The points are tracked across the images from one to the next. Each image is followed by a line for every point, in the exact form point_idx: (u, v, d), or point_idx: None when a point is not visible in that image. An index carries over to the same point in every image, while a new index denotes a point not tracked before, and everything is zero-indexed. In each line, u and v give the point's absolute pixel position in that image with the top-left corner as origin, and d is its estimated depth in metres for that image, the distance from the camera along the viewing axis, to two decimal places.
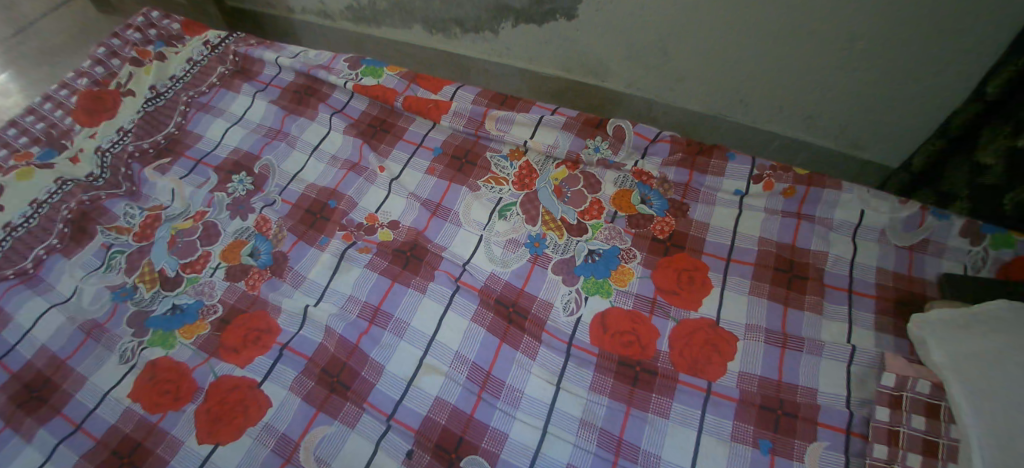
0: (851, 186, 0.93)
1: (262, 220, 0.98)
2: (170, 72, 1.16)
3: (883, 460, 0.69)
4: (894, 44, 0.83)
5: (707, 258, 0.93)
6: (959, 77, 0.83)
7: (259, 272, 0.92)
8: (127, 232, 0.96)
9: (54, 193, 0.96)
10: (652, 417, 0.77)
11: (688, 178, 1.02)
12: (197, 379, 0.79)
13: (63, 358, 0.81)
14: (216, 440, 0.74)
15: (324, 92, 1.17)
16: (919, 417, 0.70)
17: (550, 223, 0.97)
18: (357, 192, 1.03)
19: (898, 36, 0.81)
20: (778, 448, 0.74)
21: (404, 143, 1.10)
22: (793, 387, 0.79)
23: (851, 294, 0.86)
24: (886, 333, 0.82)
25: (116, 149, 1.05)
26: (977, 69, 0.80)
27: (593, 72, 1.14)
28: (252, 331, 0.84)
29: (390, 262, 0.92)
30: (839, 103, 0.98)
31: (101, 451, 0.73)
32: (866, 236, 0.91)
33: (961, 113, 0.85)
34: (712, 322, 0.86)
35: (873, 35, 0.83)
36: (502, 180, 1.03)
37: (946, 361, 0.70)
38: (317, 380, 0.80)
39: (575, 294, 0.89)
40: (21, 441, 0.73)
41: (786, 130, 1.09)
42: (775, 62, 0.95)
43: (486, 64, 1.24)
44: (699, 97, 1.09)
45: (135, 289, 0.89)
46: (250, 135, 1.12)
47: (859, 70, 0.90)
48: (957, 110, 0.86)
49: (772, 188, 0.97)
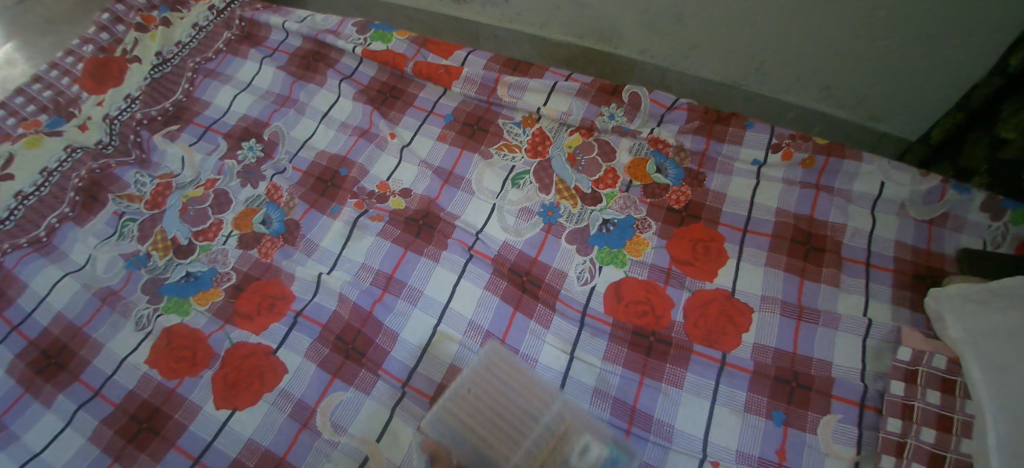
0: (872, 157, 0.91)
1: (272, 188, 0.97)
2: (175, 37, 1.14)
3: (897, 433, 0.69)
4: (918, 11, 0.79)
5: (723, 228, 0.91)
6: (987, 47, 0.79)
7: (272, 240, 0.91)
8: (139, 200, 0.95)
9: (65, 161, 0.95)
10: (666, 387, 0.77)
11: (705, 146, 0.99)
12: (213, 345, 0.79)
13: (79, 325, 0.82)
14: (233, 405, 0.74)
15: (332, 58, 1.14)
16: (934, 392, 0.69)
17: (563, 192, 0.95)
18: (368, 160, 1.01)
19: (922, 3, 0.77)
20: (792, 419, 0.73)
21: (415, 110, 1.08)
22: (808, 359, 0.78)
23: (868, 267, 0.85)
24: (903, 306, 0.80)
25: (124, 117, 1.04)
26: (1005, 39, 0.76)
27: (605, 38, 1.11)
28: (266, 298, 0.84)
29: (402, 231, 0.91)
30: (860, 72, 0.94)
31: (120, 416, 0.74)
32: (884, 208, 0.89)
33: (982, 86, 0.81)
34: (727, 293, 0.85)
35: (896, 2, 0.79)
36: (515, 147, 1.02)
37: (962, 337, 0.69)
38: (332, 348, 0.80)
39: (589, 264, 0.88)
40: (41, 407, 0.74)
41: (803, 100, 1.05)
42: (792, 31, 0.91)
43: (497, 30, 1.21)
44: (715, 65, 1.06)
45: (149, 256, 0.89)
46: (258, 102, 1.10)
47: (881, 39, 0.86)
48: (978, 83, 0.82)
49: (790, 158, 0.95)
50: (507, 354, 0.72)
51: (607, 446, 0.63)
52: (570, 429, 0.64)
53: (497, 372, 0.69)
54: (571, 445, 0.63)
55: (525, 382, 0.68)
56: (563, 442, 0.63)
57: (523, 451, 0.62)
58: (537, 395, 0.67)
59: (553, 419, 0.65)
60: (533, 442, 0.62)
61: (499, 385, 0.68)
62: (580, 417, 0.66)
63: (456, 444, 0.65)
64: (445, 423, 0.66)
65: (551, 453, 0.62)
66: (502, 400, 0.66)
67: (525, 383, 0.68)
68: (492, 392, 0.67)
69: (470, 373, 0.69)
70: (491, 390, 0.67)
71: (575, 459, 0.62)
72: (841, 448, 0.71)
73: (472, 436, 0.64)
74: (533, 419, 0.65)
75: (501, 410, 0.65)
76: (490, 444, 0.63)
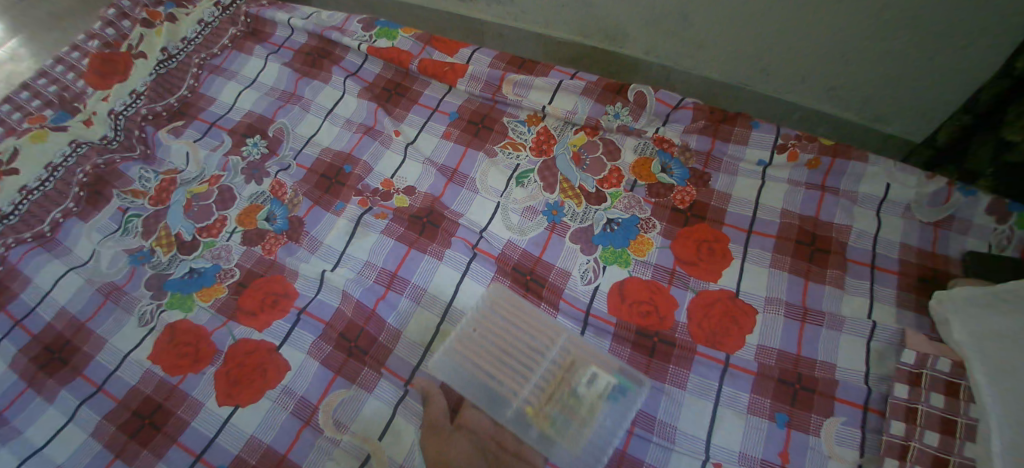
0: (878, 159, 0.90)
1: (276, 185, 0.97)
2: (181, 33, 1.14)
3: (901, 436, 0.68)
4: (924, 13, 0.78)
5: (728, 229, 0.91)
6: (993, 49, 0.78)
7: (276, 237, 0.91)
8: (143, 195, 0.95)
9: (69, 156, 0.96)
10: (669, 388, 0.77)
11: (710, 146, 0.99)
12: (216, 341, 0.79)
13: (83, 320, 0.82)
14: (235, 402, 0.74)
15: (337, 55, 1.14)
16: (938, 396, 0.69)
17: (568, 191, 0.95)
18: (372, 157, 1.01)
19: (927, 5, 0.77)
20: (795, 421, 0.73)
21: (420, 108, 1.08)
22: (812, 361, 0.77)
23: (873, 269, 0.84)
24: (908, 309, 0.80)
25: (129, 112, 1.04)
26: (1012, 41, 0.76)
27: (610, 37, 1.10)
28: (269, 294, 0.84)
29: (406, 228, 0.91)
30: (865, 73, 0.93)
31: (123, 412, 0.74)
32: (890, 210, 0.88)
33: (988, 89, 0.81)
34: (732, 294, 0.84)
35: (901, 4, 0.79)
36: (519, 146, 1.01)
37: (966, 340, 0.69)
38: (335, 345, 0.79)
39: (593, 263, 0.88)
40: (44, 401, 0.75)
41: (808, 101, 1.04)
42: (797, 31, 0.91)
43: (501, 28, 1.21)
44: (720, 65, 1.05)
45: (152, 252, 0.89)
46: (263, 99, 1.10)
47: (887, 40, 0.85)
48: (985, 86, 0.82)
49: (796, 159, 0.94)
50: (518, 298, 0.82)
51: (610, 375, 0.74)
52: (576, 361, 0.76)
53: (507, 313, 0.80)
54: (578, 374, 0.75)
55: (534, 322, 0.80)
56: (569, 372, 0.75)
57: (534, 381, 0.74)
58: (545, 334, 0.78)
59: (560, 354, 0.77)
60: (542, 374, 0.75)
61: (509, 322, 0.79)
62: (585, 350, 0.77)
63: (465, 379, 0.73)
64: (457, 362, 0.75)
65: (559, 382, 0.74)
66: (515, 339, 0.77)
67: (534, 324, 0.79)
68: (503, 328, 0.78)
69: (484, 312, 0.80)
70: (503, 331, 0.78)
71: (581, 385, 0.74)
72: (844, 450, 0.70)
73: (486, 370, 0.74)
74: (542, 355, 0.77)
75: (511, 349, 0.77)
76: (503, 376, 0.74)
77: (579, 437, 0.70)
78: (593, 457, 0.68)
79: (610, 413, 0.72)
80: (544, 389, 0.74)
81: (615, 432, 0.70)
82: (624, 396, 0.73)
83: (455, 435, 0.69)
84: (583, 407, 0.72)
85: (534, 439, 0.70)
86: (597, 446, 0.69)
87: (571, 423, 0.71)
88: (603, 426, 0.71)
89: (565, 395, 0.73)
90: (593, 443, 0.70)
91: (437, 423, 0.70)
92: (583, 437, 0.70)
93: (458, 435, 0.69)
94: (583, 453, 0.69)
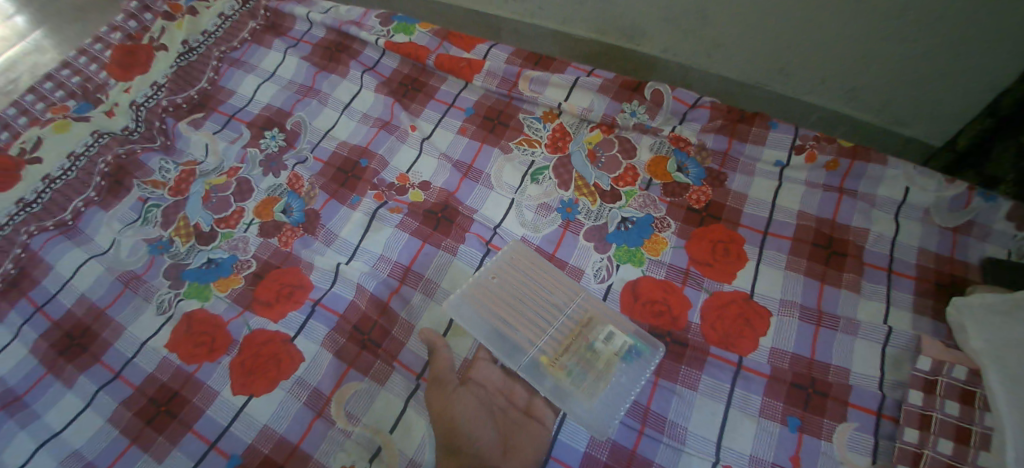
0: (898, 162, 0.89)
1: (293, 177, 0.98)
2: (202, 26, 1.16)
3: (914, 444, 0.67)
4: (949, 15, 0.77)
5: (743, 230, 0.90)
6: (1019, 53, 0.76)
7: (292, 229, 0.92)
8: (162, 185, 0.97)
9: (91, 145, 0.98)
10: (681, 388, 0.76)
11: (727, 146, 0.98)
12: (232, 331, 0.80)
13: (102, 307, 0.83)
14: (250, 392, 0.75)
15: (354, 49, 1.15)
16: (954, 404, 0.68)
17: (582, 189, 0.95)
18: (388, 151, 1.01)
19: (953, 7, 0.76)
20: (807, 426, 0.72)
21: (436, 103, 1.08)
22: (827, 366, 0.76)
23: (890, 273, 0.83)
24: (925, 315, 0.79)
25: (150, 104, 1.05)
26: None
27: (628, 35, 1.10)
28: (285, 286, 0.85)
29: (420, 223, 0.91)
30: (886, 75, 0.92)
31: (140, 398, 0.75)
32: (909, 214, 0.87)
33: (1014, 91, 0.80)
34: (746, 295, 0.83)
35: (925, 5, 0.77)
36: (535, 142, 1.01)
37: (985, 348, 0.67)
38: (349, 337, 0.80)
39: (606, 261, 0.87)
40: (63, 386, 0.76)
41: (827, 102, 1.03)
42: (817, 31, 0.90)
43: (519, 24, 1.21)
44: (737, 64, 1.04)
45: (171, 242, 0.90)
46: (281, 92, 1.11)
47: (909, 42, 0.84)
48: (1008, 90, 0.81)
49: (814, 160, 0.93)
50: (535, 255, 0.84)
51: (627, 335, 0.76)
52: (593, 319, 0.77)
53: (525, 269, 0.82)
54: (595, 331, 0.76)
55: (552, 278, 0.81)
56: (586, 329, 0.77)
57: (550, 334, 0.76)
58: (565, 291, 0.80)
59: (578, 311, 0.78)
60: (559, 329, 0.76)
61: (527, 278, 0.81)
62: (602, 310, 0.79)
63: (483, 330, 0.76)
64: (476, 310, 0.77)
65: (576, 337, 0.76)
66: (533, 293, 0.79)
67: (553, 280, 0.81)
68: (522, 283, 0.80)
69: (503, 267, 0.82)
70: (522, 284, 0.80)
71: (598, 341, 0.75)
72: (857, 457, 0.69)
73: (504, 319, 0.76)
74: (559, 310, 0.78)
75: (530, 302, 0.78)
76: (521, 327, 0.76)
77: (594, 390, 0.71)
78: (606, 410, 0.71)
79: (624, 371, 0.74)
80: (560, 342, 0.75)
81: (627, 388, 0.72)
82: (639, 356, 0.75)
83: (459, 390, 0.72)
84: (599, 362, 0.74)
85: (548, 389, 0.72)
86: (610, 400, 0.71)
87: (587, 376, 0.72)
88: (617, 382, 0.73)
89: (582, 349, 0.75)
90: (607, 397, 0.72)
91: (442, 377, 0.73)
92: (598, 390, 0.71)
93: (463, 390, 0.71)
94: (596, 406, 0.71)
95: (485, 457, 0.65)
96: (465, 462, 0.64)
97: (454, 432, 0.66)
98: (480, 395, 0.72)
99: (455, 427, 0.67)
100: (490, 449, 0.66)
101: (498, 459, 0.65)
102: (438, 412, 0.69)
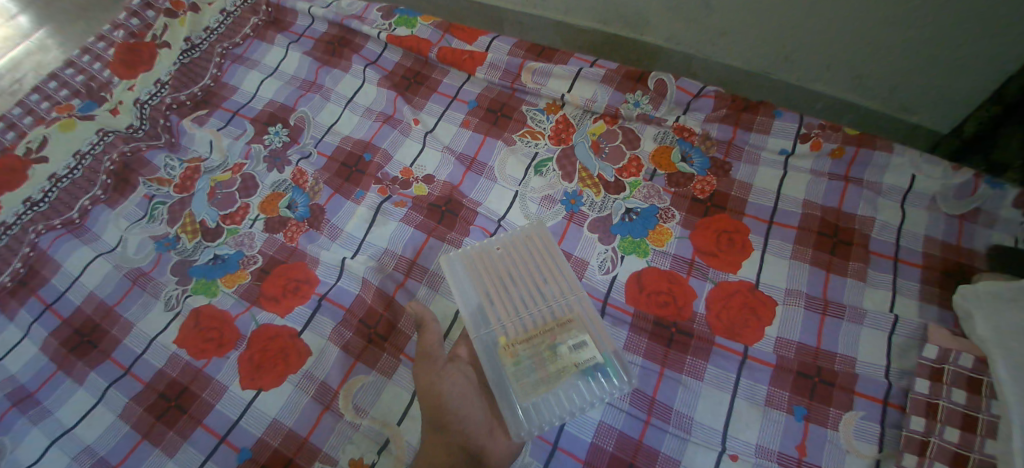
0: (904, 149, 0.88)
1: (298, 173, 0.98)
2: (204, 23, 1.16)
3: (921, 432, 0.67)
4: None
5: (749, 219, 0.90)
6: None
7: (298, 225, 0.92)
8: (168, 183, 0.97)
9: (97, 144, 0.99)
10: (686, 378, 0.76)
11: (732, 135, 0.97)
12: (240, 326, 0.81)
13: (111, 304, 0.84)
14: (259, 386, 0.76)
15: (357, 43, 1.15)
16: (960, 391, 0.68)
17: (586, 181, 0.95)
18: (392, 145, 1.01)
19: None
20: (813, 415, 0.72)
21: (438, 96, 1.08)
22: (832, 355, 0.76)
23: (896, 262, 0.82)
24: (932, 303, 0.78)
25: (154, 101, 1.06)
26: None
27: (631, 24, 1.09)
28: (292, 280, 0.85)
29: (425, 217, 0.91)
30: (891, 60, 0.90)
31: (150, 394, 0.76)
32: (915, 202, 0.86)
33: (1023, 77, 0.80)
34: (751, 285, 0.83)
35: None
36: (538, 134, 1.01)
37: (990, 336, 0.67)
38: (356, 331, 0.80)
39: (610, 253, 0.87)
40: (74, 383, 0.77)
41: (832, 90, 1.02)
42: (822, 18, 0.89)
43: (521, 16, 1.21)
44: (741, 52, 1.03)
45: (178, 239, 0.91)
46: (284, 88, 1.11)
47: (916, 27, 0.83)
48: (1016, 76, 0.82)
49: (819, 148, 0.92)
50: (548, 237, 0.82)
51: (599, 351, 0.70)
52: (573, 322, 0.72)
53: (532, 248, 0.81)
54: (567, 334, 0.70)
55: (552, 266, 0.78)
56: (560, 328, 0.71)
57: (522, 320, 0.72)
58: (560, 285, 0.76)
59: (563, 308, 0.74)
60: (535, 318, 0.73)
61: (529, 258, 0.79)
62: (588, 318, 0.73)
63: (462, 290, 0.75)
64: (467, 270, 0.77)
65: (545, 332, 0.71)
66: (528, 276, 0.77)
67: (554, 271, 0.78)
68: (520, 261, 0.79)
69: (512, 240, 0.81)
70: (521, 263, 0.79)
71: (565, 345, 0.69)
72: (864, 446, 0.69)
73: (487, 290, 0.75)
74: (545, 301, 0.75)
75: (519, 283, 0.76)
76: (499, 301, 0.74)
77: (532, 391, 0.66)
78: (530, 415, 0.66)
79: (576, 386, 0.68)
80: (527, 330, 0.71)
81: (570, 403, 0.68)
82: (601, 376, 0.69)
83: (448, 368, 0.65)
84: (554, 365, 0.68)
85: (492, 370, 0.68)
86: (541, 408, 0.66)
87: (535, 373, 0.67)
88: (562, 392, 0.68)
89: (544, 345, 0.69)
90: (538, 403, 0.66)
91: (430, 352, 0.67)
92: (536, 392, 0.66)
93: (452, 369, 0.65)
94: (524, 405, 0.66)
95: (472, 436, 0.60)
96: (452, 441, 0.60)
97: (442, 412, 0.60)
98: (466, 373, 0.67)
99: (444, 405, 0.61)
100: (475, 436, 0.60)
101: (486, 440, 0.61)
102: (425, 389, 0.63)
